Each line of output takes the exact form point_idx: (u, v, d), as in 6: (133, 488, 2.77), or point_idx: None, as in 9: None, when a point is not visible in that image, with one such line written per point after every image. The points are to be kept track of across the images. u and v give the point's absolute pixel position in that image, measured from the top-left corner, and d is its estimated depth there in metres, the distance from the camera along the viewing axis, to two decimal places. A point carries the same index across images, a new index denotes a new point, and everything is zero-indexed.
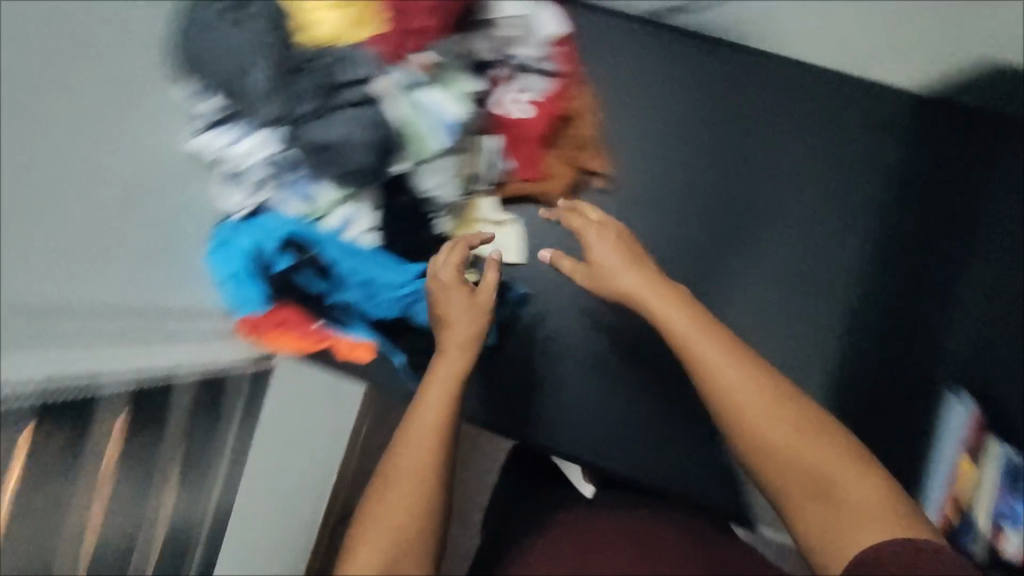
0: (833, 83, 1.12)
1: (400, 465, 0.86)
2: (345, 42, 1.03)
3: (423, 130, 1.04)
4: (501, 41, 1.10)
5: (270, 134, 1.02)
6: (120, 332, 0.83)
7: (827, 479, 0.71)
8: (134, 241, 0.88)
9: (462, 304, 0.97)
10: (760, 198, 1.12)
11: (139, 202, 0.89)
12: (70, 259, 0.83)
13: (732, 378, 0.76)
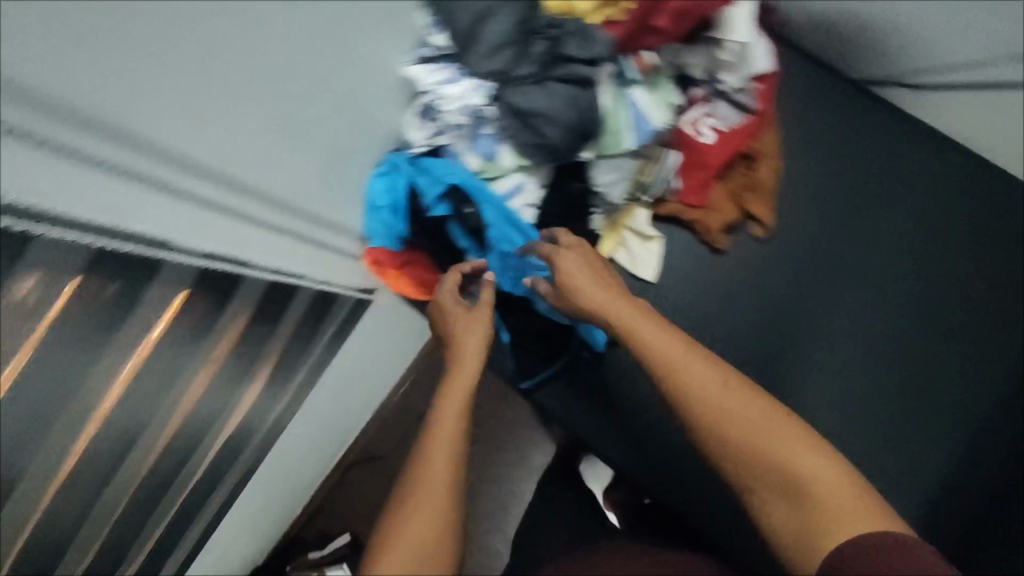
0: (995, 187, 0.98)
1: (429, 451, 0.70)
2: (583, 9, 0.76)
3: (620, 127, 0.82)
4: (721, 60, 0.90)
5: (480, 84, 0.77)
6: (284, 232, 0.73)
7: (814, 487, 0.62)
8: (322, 137, 0.70)
9: (463, 325, 0.82)
10: (913, 315, 0.98)
11: (345, 93, 0.69)
12: (268, 141, 0.62)
13: (681, 371, 0.68)
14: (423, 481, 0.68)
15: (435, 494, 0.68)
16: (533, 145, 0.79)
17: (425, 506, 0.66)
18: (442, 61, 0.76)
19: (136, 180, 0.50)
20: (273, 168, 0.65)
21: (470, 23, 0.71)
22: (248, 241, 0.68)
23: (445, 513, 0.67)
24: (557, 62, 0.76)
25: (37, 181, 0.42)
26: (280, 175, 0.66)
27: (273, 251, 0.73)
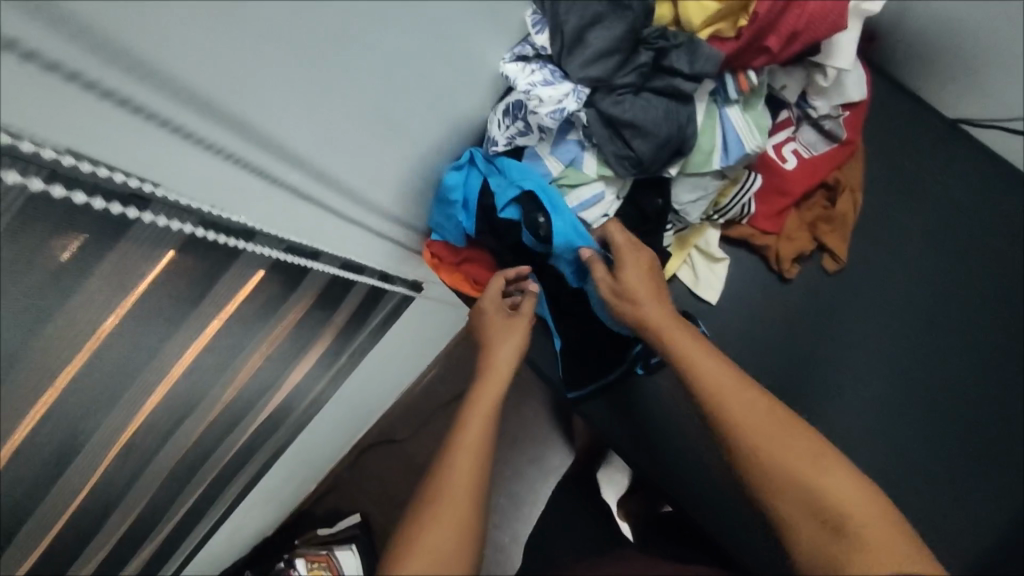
0: None
1: (458, 445, 0.70)
2: (694, 23, 0.70)
3: (711, 147, 0.80)
4: (816, 85, 0.87)
5: (575, 89, 0.73)
6: (357, 228, 0.72)
7: (839, 506, 0.63)
8: (410, 136, 0.68)
9: (501, 333, 0.82)
10: (981, 367, 0.93)
11: (437, 92, 0.67)
12: (361, 139, 0.61)
13: (720, 388, 0.69)
14: (449, 473, 0.67)
15: (461, 487, 0.67)
16: (617, 155, 0.77)
17: (449, 497, 0.66)
18: (538, 62, 0.73)
19: (235, 168, 0.49)
20: (362, 165, 0.63)
21: (580, 25, 0.68)
22: (324, 233, 0.67)
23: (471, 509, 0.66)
24: (657, 74, 0.74)
25: (139, 159, 0.42)
26: (367, 171, 0.65)
27: (344, 242, 0.73)
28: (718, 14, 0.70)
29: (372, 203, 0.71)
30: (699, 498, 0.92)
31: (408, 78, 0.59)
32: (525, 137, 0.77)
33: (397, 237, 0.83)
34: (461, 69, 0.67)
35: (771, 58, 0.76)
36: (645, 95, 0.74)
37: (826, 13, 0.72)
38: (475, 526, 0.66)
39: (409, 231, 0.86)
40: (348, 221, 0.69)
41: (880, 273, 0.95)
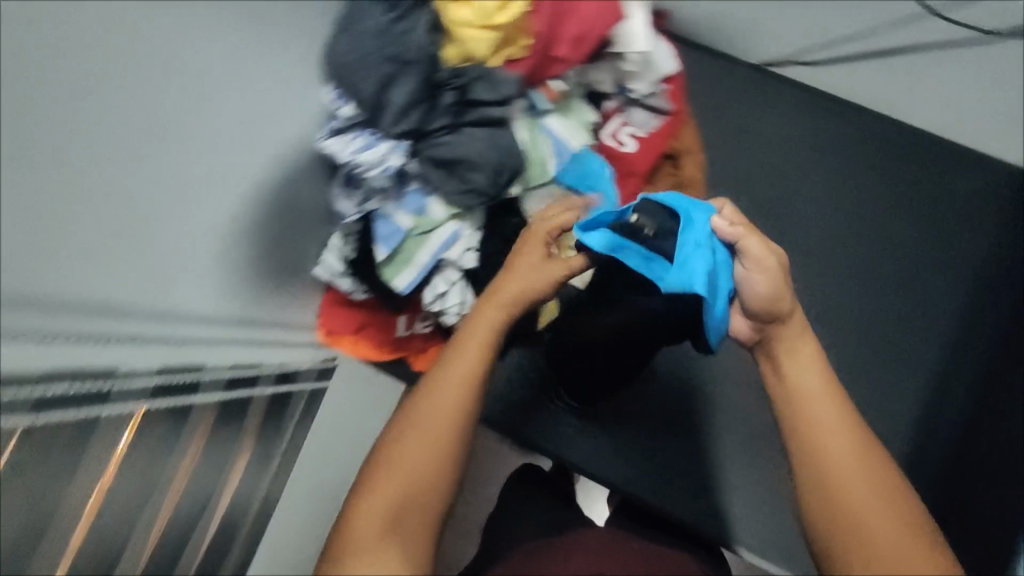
0: (918, 146, 0.97)
1: (423, 403, 0.55)
2: (479, 53, 0.73)
3: (544, 157, 0.84)
4: (625, 70, 0.92)
5: (397, 145, 0.76)
6: (220, 343, 0.75)
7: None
8: (244, 248, 0.72)
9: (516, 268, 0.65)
10: (862, 275, 0.97)
11: (260, 203, 0.71)
12: (188, 267, 0.63)
13: (822, 420, 0.52)
14: (403, 441, 0.53)
15: (415, 458, 0.53)
16: (461, 191, 0.80)
17: (404, 468, 0.52)
18: (354, 130, 0.75)
19: (49, 345, 0.50)
20: (199, 287, 0.67)
21: (377, 89, 0.70)
22: (180, 363, 0.69)
23: (434, 477, 0.53)
24: (469, 109, 0.78)
25: None
26: (205, 292, 0.68)
27: (210, 363, 0.75)
28: (500, 39, 0.74)
29: (223, 320, 0.74)
30: (646, 476, 0.98)
31: (215, 199, 0.63)
32: (372, 200, 0.81)
33: (269, 338, 0.86)
34: (276, 168, 0.71)
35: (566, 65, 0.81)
36: (465, 130, 0.78)
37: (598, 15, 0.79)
38: (437, 499, 0.53)
39: (282, 328, 0.89)
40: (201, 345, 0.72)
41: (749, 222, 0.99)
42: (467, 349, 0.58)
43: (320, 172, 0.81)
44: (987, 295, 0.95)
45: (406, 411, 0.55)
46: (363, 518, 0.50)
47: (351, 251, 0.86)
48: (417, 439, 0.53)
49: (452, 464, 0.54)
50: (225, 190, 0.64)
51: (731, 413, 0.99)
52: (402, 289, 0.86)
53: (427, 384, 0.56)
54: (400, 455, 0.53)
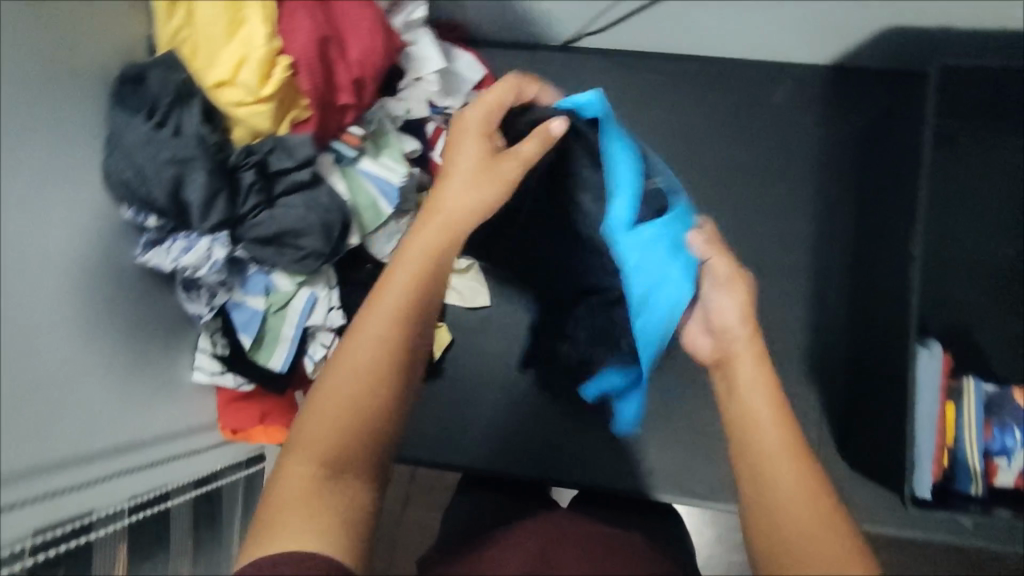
0: (727, 74, 1.02)
1: (345, 366, 0.57)
2: (265, 127, 0.74)
3: (372, 198, 0.85)
4: (432, 91, 0.95)
5: (216, 237, 0.76)
6: (107, 474, 0.73)
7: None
8: (91, 375, 0.69)
9: (453, 172, 0.68)
10: (715, 206, 1.00)
11: (91, 327, 0.69)
12: (19, 419, 0.60)
13: (758, 435, 0.55)
14: (326, 407, 0.55)
15: (338, 422, 0.55)
16: (298, 259, 0.81)
17: (328, 435, 0.54)
18: (170, 238, 0.76)
19: None
20: (63, 434, 0.66)
21: (169, 195, 0.70)
22: (75, 510, 0.68)
23: (357, 438, 0.55)
24: (276, 180, 0.78)
25: None
26: (72, 435, 0.67)
27: (110, 499, 0.73)
28: (280, 107, 0.74)
29: (107, 453, 0.73)
30: (585, 466, 0.98)
31: (26, 341, 0.60)
32: (218, 294, 0.82)
33: (170, 453, 0.84)
34: (102, 294, 0.70)
35: (359, 109, 0.81)
36: (281, 201, 0.79)
37: (369, 55, 0.79)
38: (364, 461, 0.55)
39: (181, 439, 0.87)
40: (90, 485, 0.70)
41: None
42: (383, 306, 0.59)
43: (158, 282, 0.80)
44: (834, 189, 0.99)
45: (328, 374, 0.57)
46: (292, 487, 0.52)
47: (220, 347, 0.86)
48: (341, 406, 0.55)
49: (377, 420, 0.56)
50: (37, 326, 0.61)
51: (644, 374, 1.00)
52: (280, 368, 0.87)
53: (356, 332, 0.58)
54: (325, 421, 0.55)
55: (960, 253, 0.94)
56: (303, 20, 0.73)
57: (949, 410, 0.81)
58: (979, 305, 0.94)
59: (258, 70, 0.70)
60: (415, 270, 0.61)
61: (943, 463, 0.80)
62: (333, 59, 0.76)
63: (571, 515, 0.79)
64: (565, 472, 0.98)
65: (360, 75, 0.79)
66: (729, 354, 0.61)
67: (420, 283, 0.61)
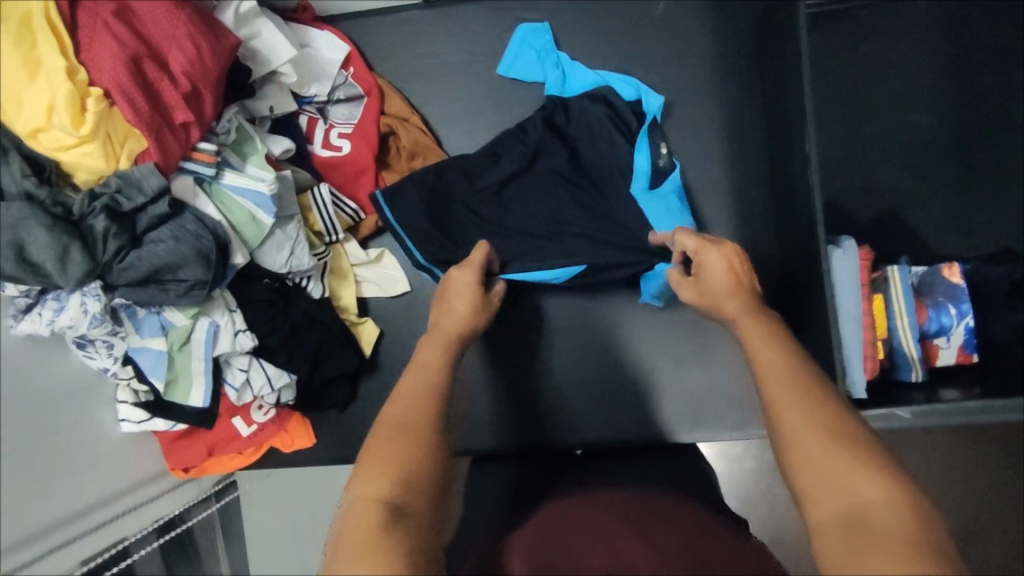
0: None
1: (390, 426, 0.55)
2: (100, 166, 0.68)
3: (247, 213, 0.82)
4: (290, 83, 0.89)
5: (86, 290, 0.73)
6: (42, 542, 0.74)
7: (866, 513, 0.45)
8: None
9: (460, 288, 0.75)
10: None
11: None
12: None
13: (767, 374, 0.55)
14: (376, 455, 0.52)
15: (400, 461, 0.51)
16: (184, 292, 0.78)
17: (381, 472, 0.51)
18: (41, 300, 0.73)
19: None
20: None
21: (16, 262, 0.66)
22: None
23: (415, 477, 0.51)
24: (134, 216, 0.74)
25: None
26: None
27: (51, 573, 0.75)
28: (112, 141, 0.68)
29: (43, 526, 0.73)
30: (541, 428, 0.95)
31: None
32: (116, 344, 0.79)
33: (116, 510, 0.84)
34: None
35: (202, 123, 0.75)
36: (148, 237, 0.75)
37: (194, 63, 0.72)
38: (427, 494, 0.51)
39: (127, 495, 0.87)
40: (25, 568, 0.71)
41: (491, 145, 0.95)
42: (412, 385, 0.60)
43: (49, 345, 0.78)
44: (729, 93, 0.94)
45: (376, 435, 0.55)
46: (354, 530, 0.47)
47: (142, 395, 0.85)
48: (386, 450, 0.52)
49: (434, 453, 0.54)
50: None
51: (581, 326, 0.97)
52: (202, 403, 0.85)
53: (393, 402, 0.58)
54: (384, 452, 0.52)
55: (859, 141, 0.95)
56: (105, 42, 0.67)
57: (879, 302, 0.79)
58: (895, 179, 0.94)
59: (70, 107, 0.64)
60: (445, 355, 0.65)
61: (881, 356, 0.78)
62: (153, 76, 0.70)
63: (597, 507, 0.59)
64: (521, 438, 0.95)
65: (190, 82, 0.73)
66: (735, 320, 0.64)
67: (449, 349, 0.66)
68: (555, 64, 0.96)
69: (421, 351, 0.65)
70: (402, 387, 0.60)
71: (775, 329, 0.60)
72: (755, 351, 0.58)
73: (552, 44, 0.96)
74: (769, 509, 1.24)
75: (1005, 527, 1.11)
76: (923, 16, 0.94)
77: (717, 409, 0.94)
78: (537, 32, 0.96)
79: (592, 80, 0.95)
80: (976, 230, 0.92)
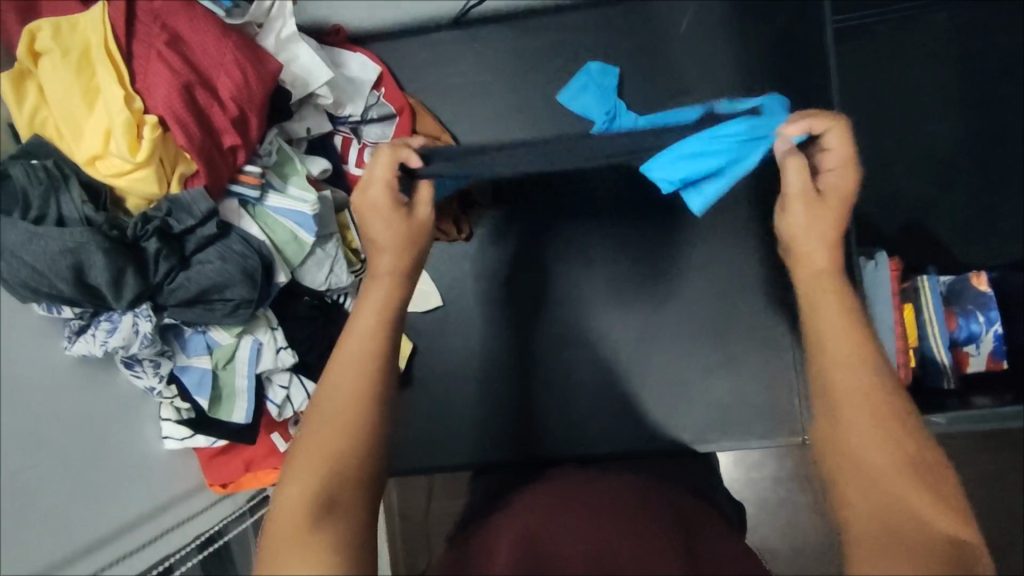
0: (620, 16, 0.99)
1: (319, 423, 0.52)
2: (154, 191, 0.70)
3: (289, 233, 0.83)
4: (327, 105, 0.91)
5: (138, 311, 0.74)
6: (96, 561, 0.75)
7: (915, 536, 0.42)
8: (56, 481, 0.70)
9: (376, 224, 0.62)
10: None
11: (43, 437, 0.69)
12: None
13: (835, 362, 0.50)
14: (315, 448, 0.51)
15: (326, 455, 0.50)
16: (230, 311, 0.79)
17: (310, 471, 0.50)
18: (94, 322, 0.74)
19: None
20: (22, 546, 0.66)
21: (73, 285, 0.68)
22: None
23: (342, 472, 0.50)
24: (183, 238, 0.76)
25: None
26: (41, 543, 0.68)
27: None
28: (164, 166, 0.70)
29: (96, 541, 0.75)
30: (574, 439, 0.97)
31: None
32: (163, 362, 0.80)
33: (158, 525, 0.85)
34: (42, 396, 0.70)
35: (248, 145, 0.77)
36: (196, 258, 0.77)
37: (241, 88, 0.75)
38: (354, 492, 0.50)
39: (167, 511, 0.88)
40: None
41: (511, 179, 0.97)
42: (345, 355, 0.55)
43: (98, 365, 0.79)
44: None
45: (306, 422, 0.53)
46: (285, 538, 0.46)
47: (184, 412, 0.85)
48: (309, 445, 0.51)
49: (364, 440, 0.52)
50: None
51: (613, 338, 0.98)
52: (243, 420, 0.87)
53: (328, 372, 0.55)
54: (318, 448, 0.51)
55: (882, 153, 0.98)
56: (160, 71, 0.70)
57: (908, 312, 0.81)
58: (918, 190, 0.96)
59: (127, 134, 0.67)
60: (380, 324, 0.57)
61: (912, 363, 0.80)
62: (203, 102, 0.72)
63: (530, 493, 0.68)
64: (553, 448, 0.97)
65: (236, 106, 0.75)
66: (810, 298, 0.54)
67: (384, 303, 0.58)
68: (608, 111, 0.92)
69: (356, 321, 0.57)
70: (332, 374, 0.55)
71: (850, 310, 0.52)
72: (828, 338, 0.51)
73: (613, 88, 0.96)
74: (794, 516, 1.25)
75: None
76: (942, 30, 0.97)
77: (746, 418, 0.95)
78: (607, 74, 0.96)
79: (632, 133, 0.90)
80: (1000, 240, 0.94)
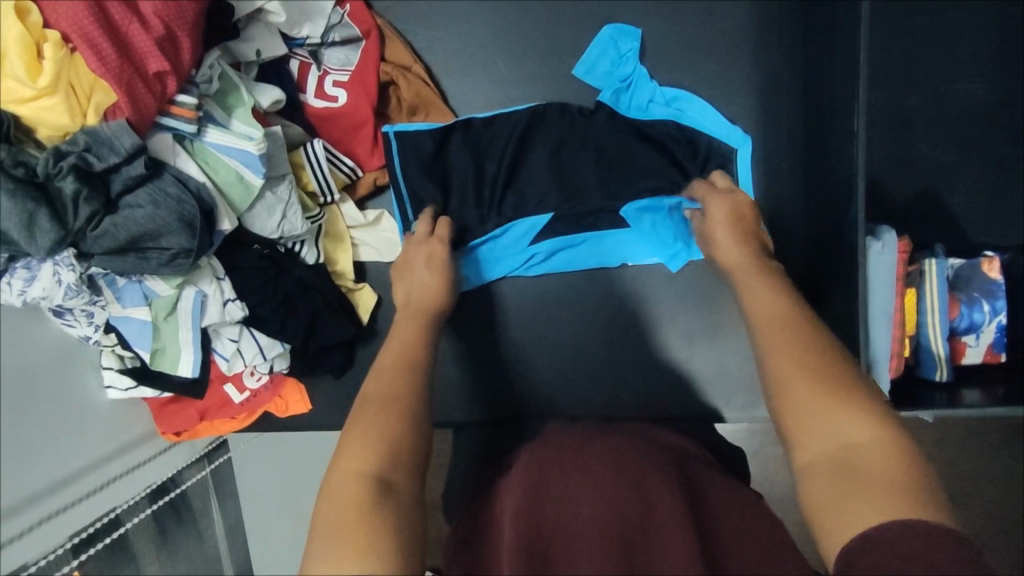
0: None
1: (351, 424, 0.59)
2: (64, 122, 0.60)
3: (234, 174, 0.74)
4: (279, 22, 0.79)
5: (59, 259, 0.66)
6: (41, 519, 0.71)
7: (854, 460, 0.50)
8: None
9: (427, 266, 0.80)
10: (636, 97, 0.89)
11: None
12: None
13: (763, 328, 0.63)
14: (354, 437, 0.57)
15: (380, 437, 0.57)
16: (168, 261, 0.72)
17: (354, 457, 0.55)
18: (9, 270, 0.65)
19: None
20: None
21: None
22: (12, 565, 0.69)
23: (396, 451, 0.56)
24: (107, 177, 0.66)
25: None
26: None
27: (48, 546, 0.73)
28: (77, 94, 0.60)
29: (43, 498, 0.71)
30: (545, 402, 0.93)
31: None
32: (97, 313, 0.73)
33: (110, 477, 0.82)
34: None
35: (180, 73, 0.66)
36: (124, 201, 0.68)
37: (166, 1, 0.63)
38: (405, 466, 0.56)
39: (118, 462, 0.84)
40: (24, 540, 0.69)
41: (529, 109, 0.87)
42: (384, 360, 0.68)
43: (25, 313, 0.71)
44: (769, 54, 0.86)
45: (355, 411, 0.61)
46: (335, 504, 0.51)
47: (128, 361, 0.81)
48: (365, 428, 0.58)
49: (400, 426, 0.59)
50: None
51: (595, 300, 0.91)
52: (191, 372, 0.83)
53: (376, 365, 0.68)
54: (364, 439, 0.57)
55: (907, 111, 0.88)
56: None
57: (910, 296, 0.75)
58: (939, 157, 0.88)
59: (24, 54, 0.56)
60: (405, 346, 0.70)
61: (907, 352, 0.75)
62: (120, 19, 0.61)
63: (532, 447, 0.65)
64: (522, 412, 0.93)
65: (164, 26, 0.63)
66: (745, 291, 0.69)
67: (416, 330, 0.73)
68: (624, 75, 0.86)
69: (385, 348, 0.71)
70: (372, 379, 0.65)
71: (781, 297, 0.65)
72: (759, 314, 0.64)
73: (636, 58, 0.86)
74: (763, 475, 1.25)
75: (981, 498, 1.15)
76: None
77: (728, 391, 0.91)
78: (627, 35, 0.87)
79: (651, 100, 0.87)
80: (1016, 217, 0.87)
